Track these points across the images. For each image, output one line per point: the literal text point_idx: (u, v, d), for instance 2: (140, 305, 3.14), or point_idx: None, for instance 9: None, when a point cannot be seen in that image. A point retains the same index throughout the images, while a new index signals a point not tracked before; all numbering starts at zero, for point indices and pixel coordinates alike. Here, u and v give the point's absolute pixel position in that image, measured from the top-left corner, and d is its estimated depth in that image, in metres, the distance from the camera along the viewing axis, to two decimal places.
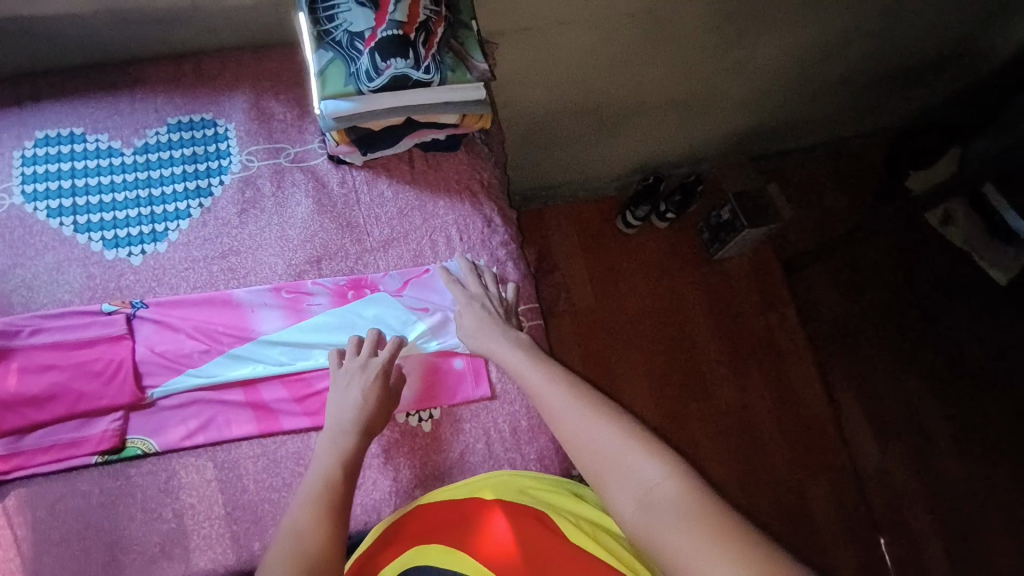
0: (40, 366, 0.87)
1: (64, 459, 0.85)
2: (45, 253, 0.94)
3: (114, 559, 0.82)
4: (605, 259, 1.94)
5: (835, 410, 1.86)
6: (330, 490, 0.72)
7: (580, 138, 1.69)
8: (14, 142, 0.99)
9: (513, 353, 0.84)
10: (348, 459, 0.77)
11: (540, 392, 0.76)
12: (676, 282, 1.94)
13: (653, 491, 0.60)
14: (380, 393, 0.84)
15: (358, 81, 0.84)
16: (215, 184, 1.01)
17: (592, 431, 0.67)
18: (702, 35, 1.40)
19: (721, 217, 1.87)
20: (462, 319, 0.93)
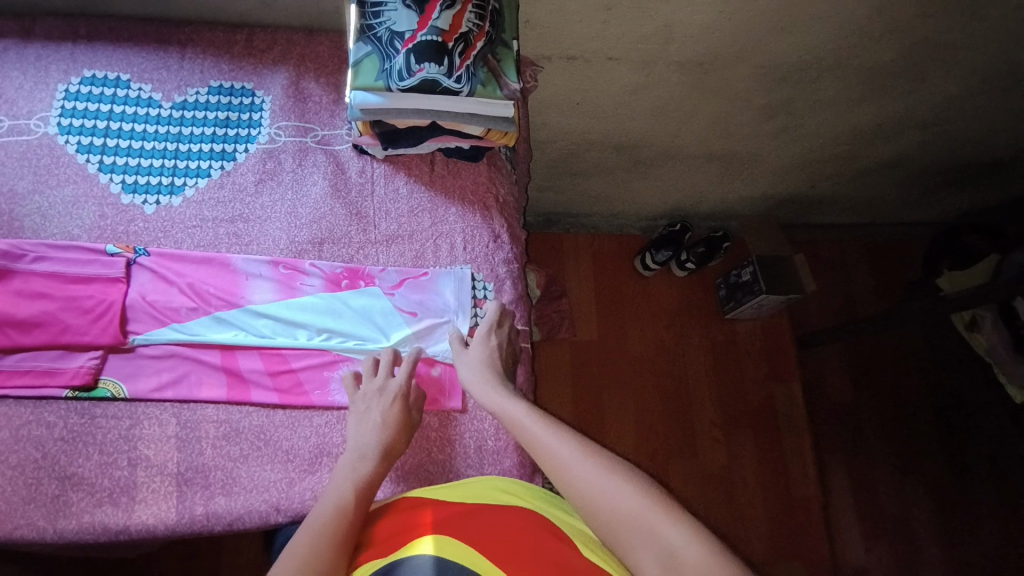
0: (35, 292, 0.90)
1: (37, 387, 0.87)
2: (66, 185, 0.98)
3: (62, 495, 0.83)
4: (614, 295, 1.92)
5: (820, 494, 1.79)
6: (340, 519, 0.73)
7: (610, 172, 1.68)
8: (62, 76, 1.03)
9: (520, 411, 0.81)
10: (362, 480, 0.79)
11: (553, 457, 0.72)
12: (682, 332, 1.91)
13: (676, 558, 0.58)
14: (402, 416, 0.87)
15: (389, 78, 0.84)
16: (240, 151, 1.04)
17: (606, 489, 0.65)
18: (749, 94, 1.39)
19: (739, 278, 1.84)
20: (464, 366, 0.91)
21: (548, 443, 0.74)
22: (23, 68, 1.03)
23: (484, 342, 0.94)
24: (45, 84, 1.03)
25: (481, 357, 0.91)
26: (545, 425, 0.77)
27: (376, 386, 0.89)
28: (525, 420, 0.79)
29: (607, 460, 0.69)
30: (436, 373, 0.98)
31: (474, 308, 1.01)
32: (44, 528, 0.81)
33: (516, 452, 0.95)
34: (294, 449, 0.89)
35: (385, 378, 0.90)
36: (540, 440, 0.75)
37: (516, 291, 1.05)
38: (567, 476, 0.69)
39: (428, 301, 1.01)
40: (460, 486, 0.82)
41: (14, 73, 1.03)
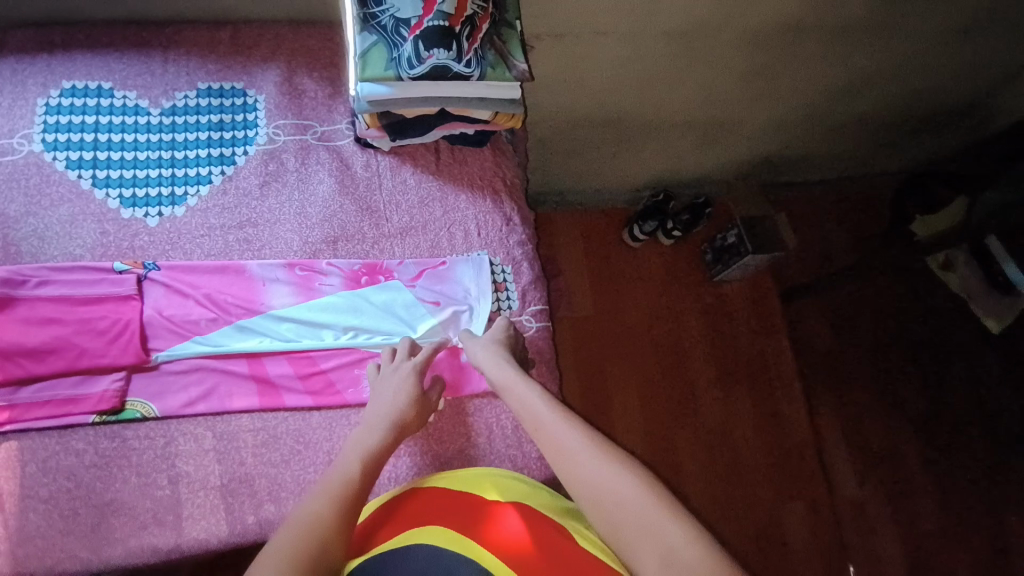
0: (43, 319, 0.86)
1: (61, 416, 0.84)
2: (60, 205, 0.93)
3: (103, 522, 0.81)
4: (607, 268, 1.96)
5: (818, 440, 1.89)
6: (348, 484, 0.70)
7: (599, 148, 1.70)
8: (40, 89, 0.98)
9: (530, 393, 0.80)
10: (370, 450, 0.76)
11: (560, 444, 0.71)
12: (677, 299, 1.96)
13: (675, 556, 0.57)
14: (418, 388, 0.86)
15: (399, 66, 0.83)
16: (239, 153, 1.01)
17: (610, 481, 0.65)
18: (730, 60, 1.42)
19: (726, 241, 1.90)
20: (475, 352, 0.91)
21: (560, 433, 0.72)
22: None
23: (504, 331, 0.95)
24: (23, 99, 0.97)
25: (493, 345, 0.91)
26: (559, 415, 0.75)
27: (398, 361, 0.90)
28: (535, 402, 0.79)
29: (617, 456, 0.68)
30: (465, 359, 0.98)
31: (495, 292, 1.02)
32: (88, 559, 0.79)
33: None
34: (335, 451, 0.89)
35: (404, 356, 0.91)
36: (551, 431, 0.73)
37: (534, 271, 1.06)
38: (572, 466, 0.69)
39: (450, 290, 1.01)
40: (467, 475, 0.84)
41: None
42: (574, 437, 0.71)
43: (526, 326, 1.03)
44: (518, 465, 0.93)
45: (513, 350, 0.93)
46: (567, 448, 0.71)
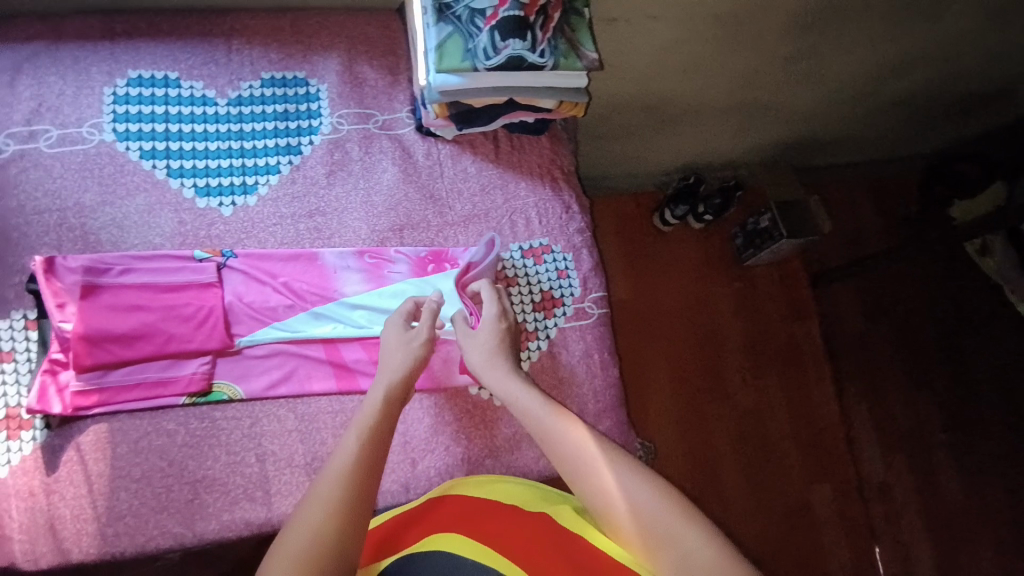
0: (128, 306, 0.88)
1: (152, 398, 0.88)
2: (137, 194, 0.94)
3: (195, 498, 0.85)
4: (639, 252, 1.97)
5: (846, 420, 1.93)
6: (358, 466, 0.67)
7: (636, 132, 1.68)
8: (105, 78, 0.98)
9: (533, 401, 0.80)
10: (370, 427, 0.73)
11: (566, 455, 0.72)
12: (709, 284, 1.98)
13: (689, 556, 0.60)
14: (414, 367, 0.84)
15: (475, 58, 0.84)
16: (305, 143, 1.02)
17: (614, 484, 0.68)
18: (776, 41, 1.40)
19: (758, 224, 1.91)
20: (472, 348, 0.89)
21: (566, 444, 0.73)
22: (61, 73, 0.97)
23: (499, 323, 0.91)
24: (89, 88, 0.97)
25: (487, 340, 0.89)
26: (562, 420, 0.76)
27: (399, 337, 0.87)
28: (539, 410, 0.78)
29: (617, 459, 0.70)
30: (532, 349, 1.03)
31: (558, 278, 1.07)
32: (183, 533, 0.84)
33: (614, 412, 1.04)
34: (409, 432, 0.96)
35: (400, 335, 0.88)
36: (555, 436, 0.74)
37: (593, 259, 1.11)
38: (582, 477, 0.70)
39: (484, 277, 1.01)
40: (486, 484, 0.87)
41: (52, 79, 0.97)
42: (578, 444, 0.73)
43: (588, 312, 1.07)
44: None
45: (508, 342, 0.90)
46: (578, 451, 0.72)
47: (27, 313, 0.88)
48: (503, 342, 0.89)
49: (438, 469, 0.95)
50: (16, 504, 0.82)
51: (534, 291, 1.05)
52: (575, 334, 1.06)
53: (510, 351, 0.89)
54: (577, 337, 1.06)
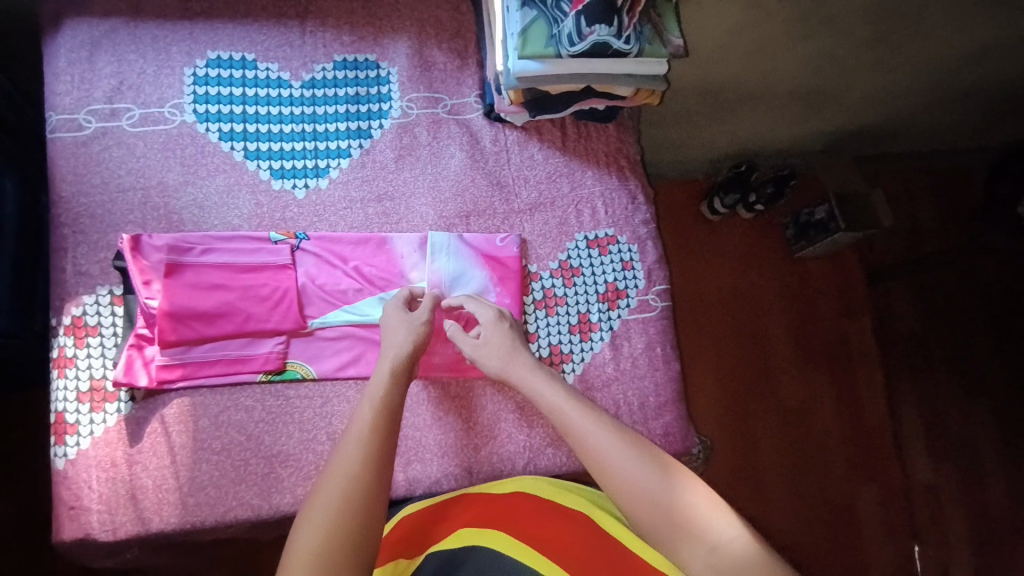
0: (209, 285, 0.91)
1: (231, 374, 0.91)
2: (216, 175, 0.96)
3: (271, 472, 0.89)
4: (690, 243, 1.92)
5: (895, 424, 1.87)
6: (368, 444, 0.70)
7: (690, 119, 1.56)
8: (185, 59, 0.99)
9: (557, 395, 0.80)
10: (381, 405, 0.75)
11: (595, 449, 0.72)
12: (757, 279, 1.91)
13: (721, 552, 0.61)
14: (418, 347, 0.86)
15: (559, 44, 0.82)
16: (375, 127, 1.03)
17: (640, 477, 0.68)
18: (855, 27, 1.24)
19: (811, 216, 1.85)
20: (482, 343, 0.91)
21: (593, 437, 0.73)
22: (141, 51, 0.98)
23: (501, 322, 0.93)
24: (170, 68, 0.98)
25: (496, 335, 0.91)
26: (588, 414, 0.76)
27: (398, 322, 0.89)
28: (563, 404, 0.79)
29: (645, 453, 0.71)
30: (594, 340, 1.03)
31: (623, 270, 1.06)
32: (259, 505, 0.87)
33: (674, 405, 1.03)
34: (471, 418, 0.97)
35: (400, 319, 0.90)
36: (580, 430, 0.75)
37: (658, 252, 1.09)
38: (609, 470, 0.70)
39: (465, 276, 0.99)
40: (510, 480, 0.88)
41: (132, 57, 0.97)
42: (604, 437, 0.73)
43: (652, 305, 1.06)
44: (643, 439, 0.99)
45: (515, 336, 0.92)
46: (602, 445, 0.72)
47: (114, 289, 0.90)
48: (509, 335, 0.92)
49: (501, 456, 0.96)
50: (97, 474, 0.86)
51: (598, 283, 1.04)
52: (637, 326, 1.05)
53: (522, 346, 0.91)
54: (640, 329, 1.05)
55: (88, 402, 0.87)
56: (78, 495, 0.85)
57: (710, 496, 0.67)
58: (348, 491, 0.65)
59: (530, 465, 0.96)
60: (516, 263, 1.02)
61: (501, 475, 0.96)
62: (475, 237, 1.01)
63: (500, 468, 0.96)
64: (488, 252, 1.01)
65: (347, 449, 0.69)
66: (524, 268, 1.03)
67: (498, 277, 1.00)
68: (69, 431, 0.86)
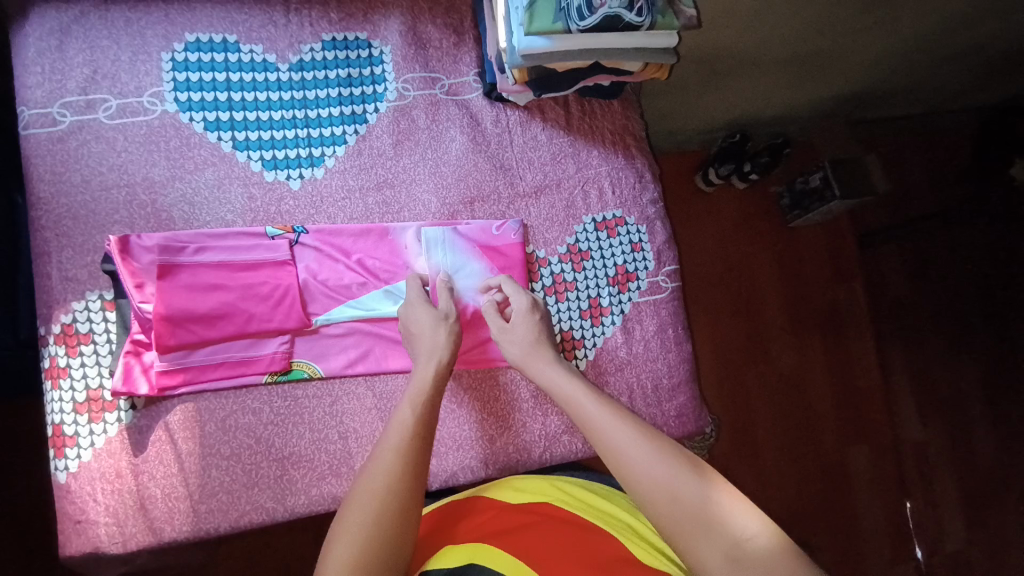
0: (206, 286, 0.87)
1: (236, 377, 0.87)
2: (205, 168, 0.91)
3: (284, 474, 0.87)
4: (681, 215, 1.79)
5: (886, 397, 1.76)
6: (411, 447, 0.70)
7: (682, 88, 1.45)
8: (162, 42, 0.92)
9: (575, 390, 0.80)
10: (419, 413, 0.75)
11: (613, 443, 0.71)
12: (747, 252, 1.79)
13: (743, 548, 0.58)
14: (453, 347, 0.85)
15: (568, 18, 0.77)
16: (370, 111, 0.97)
17: (660, 472, 0.66)
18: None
19: (807, 184, 1.71)
20: (512, 335, 0.89)
21: (612, 432, 0.72)
22: (114, 36, 0.91)
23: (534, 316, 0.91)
24: (146, 53, 0.91)
25: (525, 328, 0.89)
26: (606, 408, 0.76)
27: (422, 315, 0.87)
28: (581, 399, 0.78)
29: (664, 448, 0.69)
30: (606, 324, 1.00)
31: (632, 252, 1.03)
32: (274, 508, 0.86)
33: (686, 387, 1.02)
34: (486, 410, 0.96)
35: (425, 312, 0.88)
36: (599, 425, 0.74)
37: (666, 231, 1.06)
38: (629, 466, 0.68)
39: (465, 269, 0.96)
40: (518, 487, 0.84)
41: (105, 42, 0.90)
42: (623, 431, 0.72)
43: (662, 287, 1.04)
44: (657, 422, 0.99)
45: (544, 331, 0.90)
46: (620, 440, 0.71)
47: (104, 293, 0.86)
48: (542, 327, 0.90)
49: (517, 446, 0.95)
50: (102, 486, 0.83)
51: (608, 266, 1.02)
52: (648, 309, 1.03)
53: (548, 342, 0.89)
54: (651, 312, 1.03)
55: (86, 413, 0.84)
56: (83, 509, 0.82)
57: (730, 491, 0.64)
58: (394, 494, 0.65)
59: (546, 454, 0.96)
60: (517, 250, 0.98)
61: (518, 466, 0.95)
62: (470, 229, 0.97)
63: (517, 458, 0.94)
64: (485, 242, 0.97)
65: (386, 452, 0.69)
66: (532, 253, 1.00)
67: (502, 269, 0.97)
68: (69, 443, 0.83)
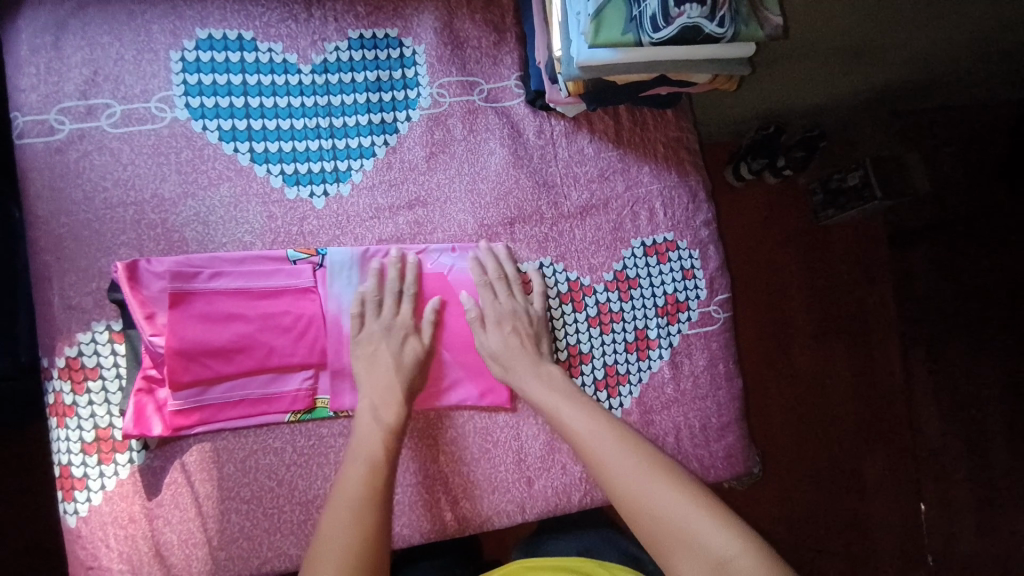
0: (223, 315, 0.79)
1: (256, 415, 0.81)
2: (220, 184, 0.82)
3: (309, 519, 0.81)
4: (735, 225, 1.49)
5: None
6: (371, 491, 0.68)
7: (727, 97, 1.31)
8: (170, 39, 0.82)
9: (556, 400, 0.80)
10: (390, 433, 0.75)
11: (596, 455, 0.73)
12: None
13: (722, 563, 0.59)
14: (416, 360, 0.82)
15: (640, 28, 0.67)
16: (400, 119, 0.88)
17: (642, 486, 0.68)
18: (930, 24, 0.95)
19: (844, 181, 1.41)
20: (490, 340, 0.85)
21: (596, 443, 0.74)
22: (116, 32, 0.81)
23: (503, 326, 0.85)
24: (152, 51, 0.81)
25: (495, 331, 0.85)
26: (591, 418, 0.77)
27: (394, 342, 0.82)
28: (562, 411, 0.79)
29: (646, 460, 0.71)
30: (653, 358, 0.93)
31: (684, 279, 0.95)
32: (299, 555, 0.80)
33: (736, 426, 0.96)
34: (524, 449, 0.89)
35: (402, 340, 0.82)
36: (583, 435, 0.76)
37: (719, 256, 0.98)
38: (612, 477, 0.70)
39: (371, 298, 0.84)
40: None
41: (106, 39, 0.80)
42: (603, 444, 0.73)
43: (713, 317, 0.97)
44: (706, 465, 0.92)
45: (524, 330, 0.86)
46: (599, 452, 0.73)
47: (111, 324, 0.78)
48: (521, 327, 0.85)
49: (555, 489, 0.88)
50: (114, 532, 0.77)
51: (657, 295, 0.94)
52: (699, 341, 0.95)
53: (532, 340, 0.86)
54: (701, 345, 0.96)
55: (96, 454, 0.77)
56: (96, 555, 0.77)
57: (714, 503, 0.65)
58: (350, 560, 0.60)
59: (586, 497, 0.89)
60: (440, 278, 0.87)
61: (556, 510, 0.88)
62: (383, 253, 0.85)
63: (555, 503, 0.88)
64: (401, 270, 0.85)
65: (340, 509, 0.65)
66: (576, 280, 0.92)
67: (449, 301, 0.88)
68: (77, 486, 0.77)
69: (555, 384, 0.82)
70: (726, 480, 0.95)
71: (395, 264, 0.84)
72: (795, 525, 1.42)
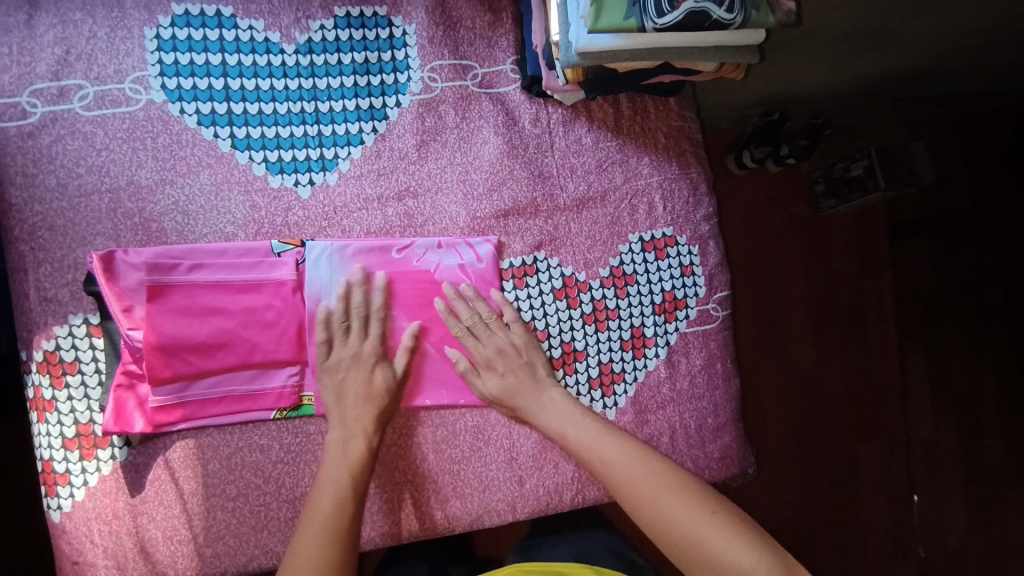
0: (204, 309, 0.76)
1: (240, 412, 0.78)
2: (200, 171, 0.78)
3: (296, 516, 0.79)
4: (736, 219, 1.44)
5: None
6: (332, 526, 0.69)
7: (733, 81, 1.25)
8: (144, 15, 0.77)
9: (569, 420, 0.80)
10: (356, 462, 0.75)
11: (616, 477, 0.73)
12: None
13: None
14: (388, 389, 0.80)
15: (643, 12, 0.62)
16: (390, 104, 0.84)
17: (665, 509, 0.69)
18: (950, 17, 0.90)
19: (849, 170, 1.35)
20: (488, 385, 0.82)
21: (615, 465, 0.74)
22: (88, 8, 0.76)
23: (503, 366, 0.82)
24: (126, 29, 0.77)
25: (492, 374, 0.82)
26: (606, 439, 0.77)
27: (362, 372, 0.79)
28: (577, 434, 0.78)
29: (666, 480, 0.71)
30: (649, 356, 0.91)
31: (682, 276, 0.92)
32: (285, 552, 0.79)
33: (732, 426, 0.94)
34: (516, 448, 0.86)
35: (372, 368, 0.79)
36: (601, 457, 0.75)
37: (720, 251, 0.95)
38: (634, 500, 0.71)
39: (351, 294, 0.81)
40: None
41: (78, 16, 0.76)
42: (623, 466, 0.73)
43: (712, 315, 0.94)
44: (700, 466, 0.91)
45: (524, 365, 0.83)
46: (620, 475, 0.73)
47: (89, 317, 0.75)
48: (520, 362, 0.83)
49: (547, 488, 0.87)
50: (98, 528, 0.76)
51: (655, 292, 0.91)
52: (697, 340, 0.93)
53: (535, 375, 0.83)
54: (699, 343, 0.93)
55: (77, 449, 0.75)
56: (80, 550, 0.75)
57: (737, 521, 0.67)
58: None
59: (578, 497, 0.88)
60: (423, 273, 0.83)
61: (547, 509, 0.87)
62: (365, 248, 0.81)
63: (547, 502, 0.87)
64: (384, 266, 0.82)
65: (305, 544, 0.67)
66: (571, 276, 0.88)
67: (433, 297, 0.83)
68: (60, 482, 0.75)
69: (563, 407, 0.81)
70: (720, 481, 0.94)
71: (360, 285, 0.80)
72: (788, 518, 1.42)
